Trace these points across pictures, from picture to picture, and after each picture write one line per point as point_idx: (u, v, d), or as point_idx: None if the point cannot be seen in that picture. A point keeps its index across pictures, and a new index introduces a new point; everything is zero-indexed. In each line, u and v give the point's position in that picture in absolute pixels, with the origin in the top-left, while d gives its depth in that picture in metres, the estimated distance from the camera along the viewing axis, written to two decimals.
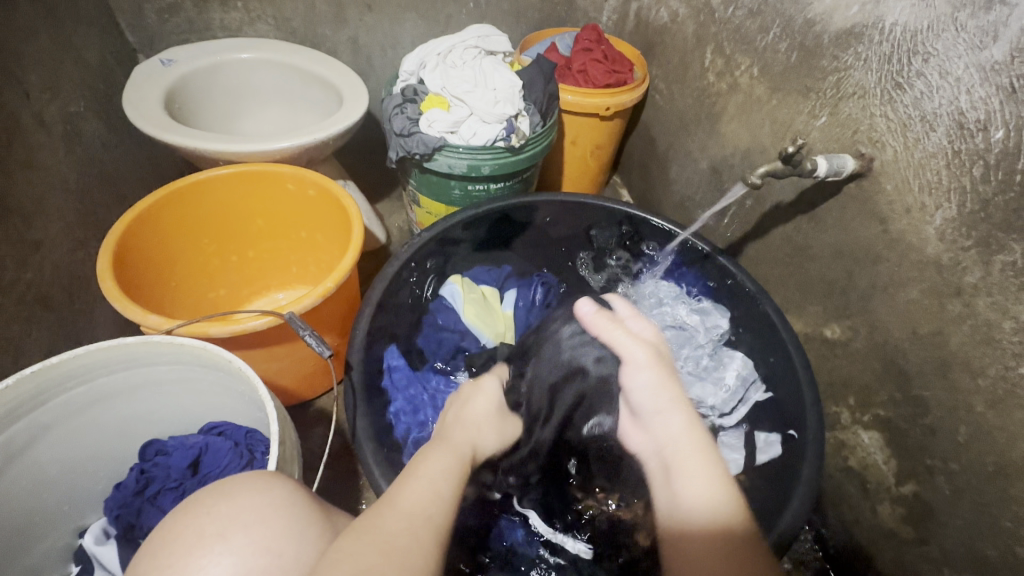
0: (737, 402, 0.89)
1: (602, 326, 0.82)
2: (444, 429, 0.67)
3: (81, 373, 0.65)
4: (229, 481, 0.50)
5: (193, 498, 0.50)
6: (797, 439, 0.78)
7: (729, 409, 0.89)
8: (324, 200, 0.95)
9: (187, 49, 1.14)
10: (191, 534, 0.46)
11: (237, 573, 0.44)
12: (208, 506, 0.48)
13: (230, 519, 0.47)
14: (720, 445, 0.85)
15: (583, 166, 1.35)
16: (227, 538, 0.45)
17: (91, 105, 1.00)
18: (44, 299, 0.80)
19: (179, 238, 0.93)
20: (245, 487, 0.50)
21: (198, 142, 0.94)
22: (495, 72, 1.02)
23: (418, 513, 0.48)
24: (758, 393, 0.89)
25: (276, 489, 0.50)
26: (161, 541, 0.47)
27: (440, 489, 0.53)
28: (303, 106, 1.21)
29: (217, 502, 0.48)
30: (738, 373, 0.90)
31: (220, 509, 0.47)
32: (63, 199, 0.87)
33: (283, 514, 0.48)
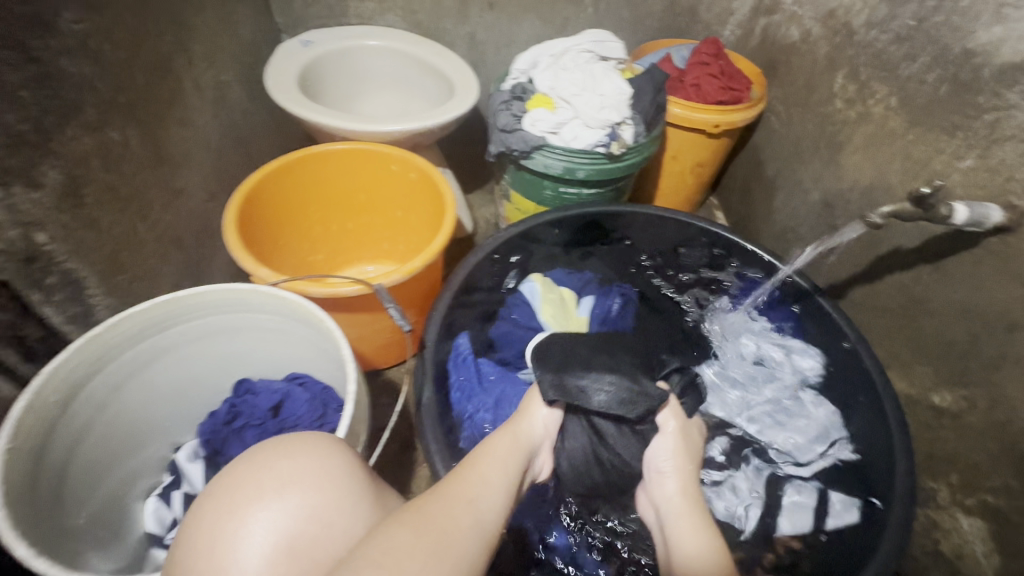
0: (816, 453, 0.82)
1: (667, 430, 0.69)
2: (516, 412, 0.68)
3: (201, 307, 0.73)
4: (293, 439, 0.54)
5: (260, 449, 0.54)
6: (880, 508, 0.71)
7: (806, 460, 0.82)
8: (424, 185, 1.01)
9: (324, 33, 1.24)
10: (252, 485, 0.50)
11: (287, 530, 0.48)
12: (267, 462, 0.52)
13: (292, 476, 0.51)
14: (786, 501, 0.78)
15: (681, 182, 1.31)
16: (282, 496, 0.49)
17: (239, 75, 1.12)
18: (178, 240, 0.91)
19: (293, 202, 1.02)
20: (306, 447, 0.53)
21: (323, 118, 1.03)
22: (605, 78, 1.02)
23: (473, 511, 0.50)
24: (843, 451, 0.81)
25: (335, 459, 0.53)
26: (226, 483, 0.51)
27: (496, 495, 0.54)
28: (417, 95, 1.28)
29: (278, 460, 0.52)
30: (822, 421, 0.84)
31: (277, 468, 0.51)
32: (205, 155, 0.98)
33: (337, 485, 0.51)
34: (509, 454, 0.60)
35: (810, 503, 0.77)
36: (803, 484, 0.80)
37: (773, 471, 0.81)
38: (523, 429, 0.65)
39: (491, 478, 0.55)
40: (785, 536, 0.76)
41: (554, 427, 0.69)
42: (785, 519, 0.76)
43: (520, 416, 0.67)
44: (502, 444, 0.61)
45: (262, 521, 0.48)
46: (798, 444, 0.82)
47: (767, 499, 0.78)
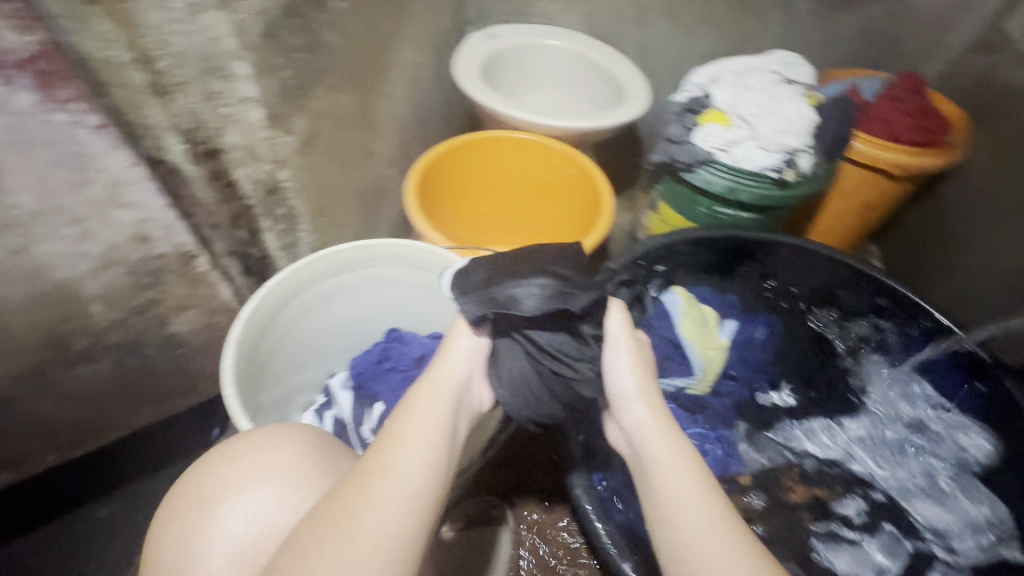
0: (973, 543, 0.74)
1: (617, 343, 0.63)
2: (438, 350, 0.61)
3: (385, 256, 0.83)
4: (239, 441, 0.58)
5: (220, 451, 0.57)
6: None
7: (959, 547, 0.75)
8: (582, 182, 1.05)
9: (508, 27, 1.31)
10: (208, 494, 0.54)
11: (249, 523, 0.52)
12: (219, 464, 0.56)
13: (246, 476, 0.54)
14: None
15: (842, 222, 1.22)
16: (241, 493, 0.53)
17: (432, 57, 1.22)
18: (363, 197, 1.03)
19: (460, 179, 1.11)
20: (262, 445, 0.57)
21: (503, 107, 1.10)
22: (789, 102, 0.98)
23: (400, 489, 0.47)
24: (1011, 550, 0.72)
25: (280, 451, 0.57)
26: (188, 493, 0.55)
27: (427, 456, 0.50)
28: (582, 96, 1.33)
29: (228, 463, 0.55)
30: (987, 512, 0.75)
31: (226, 466, 0.55)
32: (396, 124, 1.09)
33: (283, 474, 0.55)
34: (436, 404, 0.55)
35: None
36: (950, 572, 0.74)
37: (915, 547, 0.76)
38: (440, 374, 0.58)
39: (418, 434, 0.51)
40: None
41: (482, 355, 0.62)
42: None
43: (442, 355, 0.60)
44: (426, 398, 0.55)
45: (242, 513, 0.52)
46: (952, 527, 0.76)
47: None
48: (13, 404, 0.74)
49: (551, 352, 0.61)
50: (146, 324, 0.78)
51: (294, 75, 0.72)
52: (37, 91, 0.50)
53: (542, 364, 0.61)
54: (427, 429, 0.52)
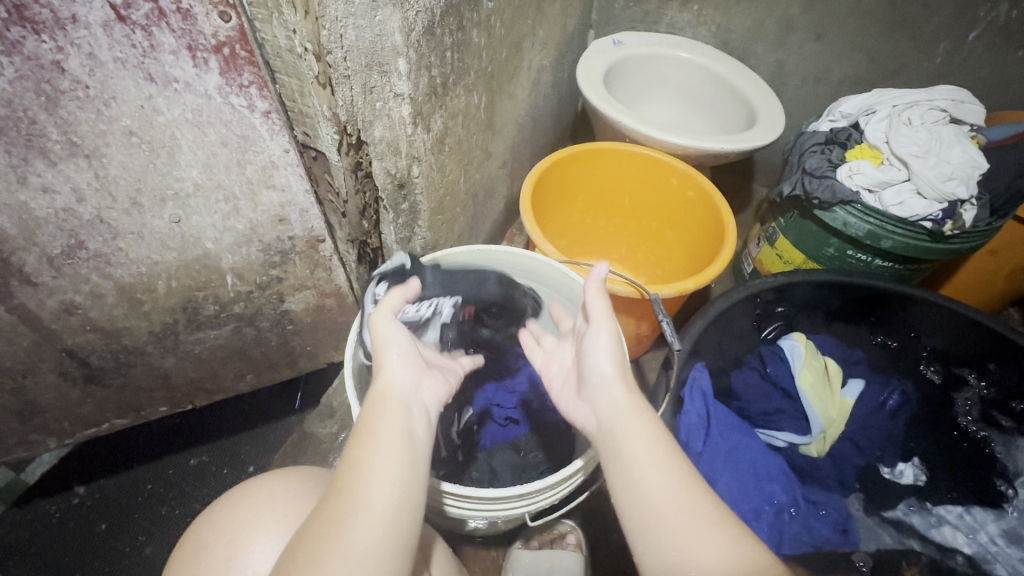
0: None
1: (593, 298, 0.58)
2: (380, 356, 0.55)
3: (500, 264, 0.81)
4: (234, 493, 0.58)
5: (213, 511, 0.57)
6: None
7: None
8: (701, 206, 1.00)
9: (634, 35, 1.27)
10: (216, 548, 0.53)
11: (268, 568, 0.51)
12: (218, 515, 0.56)
13: (242, 527, 0.54)
14: None
15: (989, 282, 1.09)
16: (251, 539, 0.53)
17: (554, 62, 1.20)
18: (474, 196, 1.02)
19: (570, 190, 1.08)
20: (257, 492, 0.57)
21: (626, 118, 1.06)
22: (957, 146, 0.88)
23: (379, 516, 0.43)
24: None
25: (278, 496, 0.56)
26: (194, 549, 0.54)
27: (399, 476, 0.46)
28: (703, 113, 1.26)
29: (230, 511, 0.56)
30: None
31: (222, 516, 0.55)
32: (513, 126, 1.08)
33: (282, 516, 0.54)
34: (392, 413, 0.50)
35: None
36: None
37: None
38: (384, 380, 0.53)
39: (384, 447, 0.47)
40: None
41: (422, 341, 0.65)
42: None
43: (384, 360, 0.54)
44: (387, 410, 0.50)
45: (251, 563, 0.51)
46: None
47: None
48: (142, 358, 0.79)
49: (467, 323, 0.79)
50: (266, 299, 0.81)
51: (441, 74, 0.71)
52: (221, 74, 0.53)
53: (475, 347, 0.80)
54: (394, 440, 0.48)
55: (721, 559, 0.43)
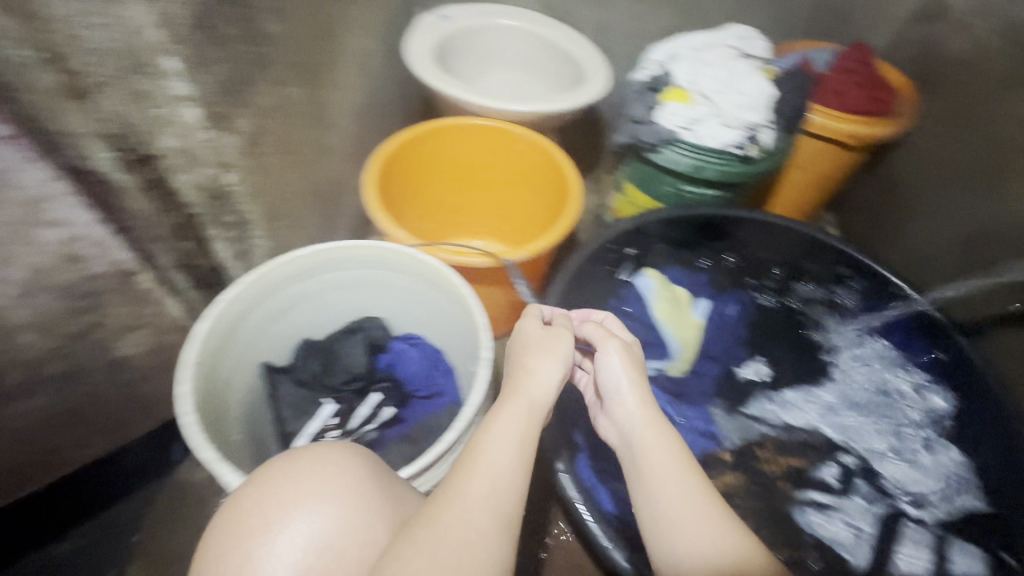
0: (940, 497, 0.77)
1: (559, 315, 0.67)
2: (511, 370, 0.59)
3: (349, 261, 0.77)
4: (292, 463, 0.53)
5: (265, 473, 0.53)
6: None
7: (927, 503, 0.77)
8: (547, 167, 1.03)
9: (459, 7, 1.25)
10: (270, 523, 0.49)
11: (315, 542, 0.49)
12: (272, 488, 0.51)
13: (302, 504, 0.50)
14: (902, 540, 0.74)
15: (801, 193, 1.24)
16: (314, 517, 0.50)
17: (382, 43, 1.15)
18: (318, 193, 0.96)
19: (420, 172, 1.06)
20: (323, 470, 0.53)
21: (462, 93, 1.05)
22: (749, 77, 0.98)
23: (484, 498, 0.48)
24: (971, 498, 0.76)
25: (347, 480, 0.52)
26: (234, 516, 0.51)
27: (513, 479, 0.50)
28: (540, 77, 1.29)
29: (282, 485, 0.51)
30: (946, 466, 0.79)
31: (283, 491, 0.51)
32: (348, 116, 1.02)
33: (354, 506, 0.51)
34: (513, 418, 0.54)
35: (932, 547, 0.73)
36: (919, 526, 0.76)
37: (887, 508, 0.77)
38: (512, 388, 0.58)
39: (501, 452, 0.51)
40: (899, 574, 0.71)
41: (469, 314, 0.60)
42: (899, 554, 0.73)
43: (521, 375, 0.58)
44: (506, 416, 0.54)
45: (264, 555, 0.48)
46: (920, 483, 0.79)
47: (881, 534, 0.75)
48: None
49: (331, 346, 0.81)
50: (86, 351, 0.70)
51: (232, 71, 0.66)
52: None
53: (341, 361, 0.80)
54: (513, 447, 0.52)
55: (714, 547, 0.49)
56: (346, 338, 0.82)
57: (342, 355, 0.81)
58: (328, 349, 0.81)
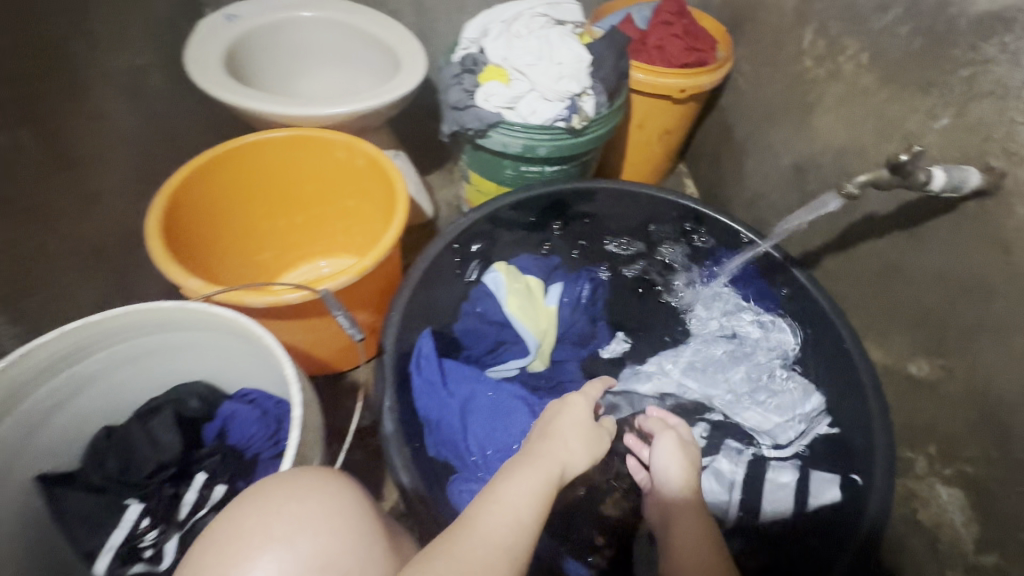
0: (796, 432, 0.81)
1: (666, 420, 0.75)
2: (543, 434, 0.60)
3: (123, 331, 0.64)
4: (292, 482, 0.48)
5: (266, 490, 0.48)
6: (862, 484, 0.70)
7: (785, 440, 0.81)
8: (372, 171, 0.93)
9: (250, 4, 1.10)
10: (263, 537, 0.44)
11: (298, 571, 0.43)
12: (275, 505, 0.46)
13: (298, 524, 0.45)
14: (769, 480, 0.76)
15: (649, 151, 1.24)
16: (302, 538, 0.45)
17: (158, 58, 0.99)
18: (96, 250, 0.81)
19: (228, 199, 0.93)
20: (319, 490, 0.48)
21: (256, 103, 0.92)
22: (562, 45, 0.94)
23: (497, 542, 0.45)
24: (822, 426, 0.81)
25: (344, 501, 0.48)
26: (228, 537, 0.45)
27: (520, 516, 0.48)
28: (361, 70, 1.17)
29: (285, 502, 0.46)
30: (801, 398, 0.82)
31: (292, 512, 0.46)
32: (122, 151, 0.87)
33: (353, 526, 0.47)
34: (528, 479, 0.52)
35: (793, 484, 0.75)
36: (782, 462, 0.78)
37: (755, 452, 0.80)
38: (546, 446, 0.58)
39: (517, 501, 0.49)
40: (768, 515, 0.75)
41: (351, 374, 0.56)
42: (766, 496, 0.75)
43: (550, 436, 0.59)
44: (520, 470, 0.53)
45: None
46: (776, 423, 0.81)
47: (749, 478, 0.77)
48: None
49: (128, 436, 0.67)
50: None
51: None
52: None
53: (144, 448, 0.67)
54: (534, 502, 0.49)
55: None
56: (147, 421, 0.69)
57: (143, 444, 0.67)
58: (124, 441, 0.67)
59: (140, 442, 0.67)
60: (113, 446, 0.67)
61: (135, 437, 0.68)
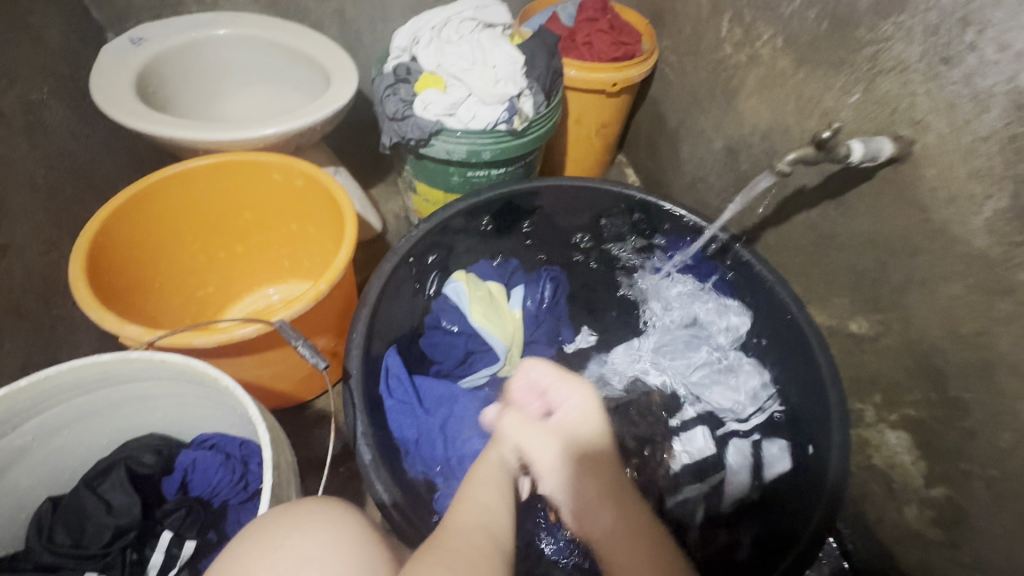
0: (753, 409, 0.86)
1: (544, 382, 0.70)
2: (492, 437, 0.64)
3: (57, 393, 0.59)
4: (288, 514, 0.46)
5: (264, 524, 0.46)
6: (813, 455, 0.76)
7: (746, 415, 0.86)
8: (314, 191, 0.90)
9: (158, 26, 1.03)
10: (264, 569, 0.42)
11: None
12: (278, 539, 0.44)
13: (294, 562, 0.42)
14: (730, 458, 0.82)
15: (589, 146, 1.27)
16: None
17: (57, 91, 0.91)
18: (17, 308, 0.75)
19: (159, 235, 0.87)
20: (309, 525, 0.45)
21: (178, 131, 0.87)
22: (495, 47, 0.94)
23: (481, 535, 0.49)
24: (775, 405, 0.86)
25: (341, 526, 0.45)
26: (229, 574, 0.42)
27: (493, 506, 0.53)
28: (288, 87, 1.12)
29: (288, 534, 0.44)
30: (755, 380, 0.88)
31: (295, 542, 0.43)
32: (29, 196, 0.80)
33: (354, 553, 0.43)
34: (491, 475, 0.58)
35: (750, 460, 0.81)
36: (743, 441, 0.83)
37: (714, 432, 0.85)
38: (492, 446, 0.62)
39: (487, 497, 0.54)
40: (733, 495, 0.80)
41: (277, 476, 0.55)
42: (728, 474, 0.81)
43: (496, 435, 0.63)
44: (485, 473, 0.58)
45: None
46: (735, 402, 0.87)
47: (712, 460, 0.82)
48: None
49: (79, 501, 0.62)
50: None
51: None
52: None
53: (96, 515, 0.62)
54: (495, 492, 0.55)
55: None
56: (98, 484, 0.63)
57: (94, 509, 0.62)
58: (72, 509, 0.62)
59: (92, 507, 0.62)
60: (61, 517, 0.62)
61: (84, 503, 0.62)
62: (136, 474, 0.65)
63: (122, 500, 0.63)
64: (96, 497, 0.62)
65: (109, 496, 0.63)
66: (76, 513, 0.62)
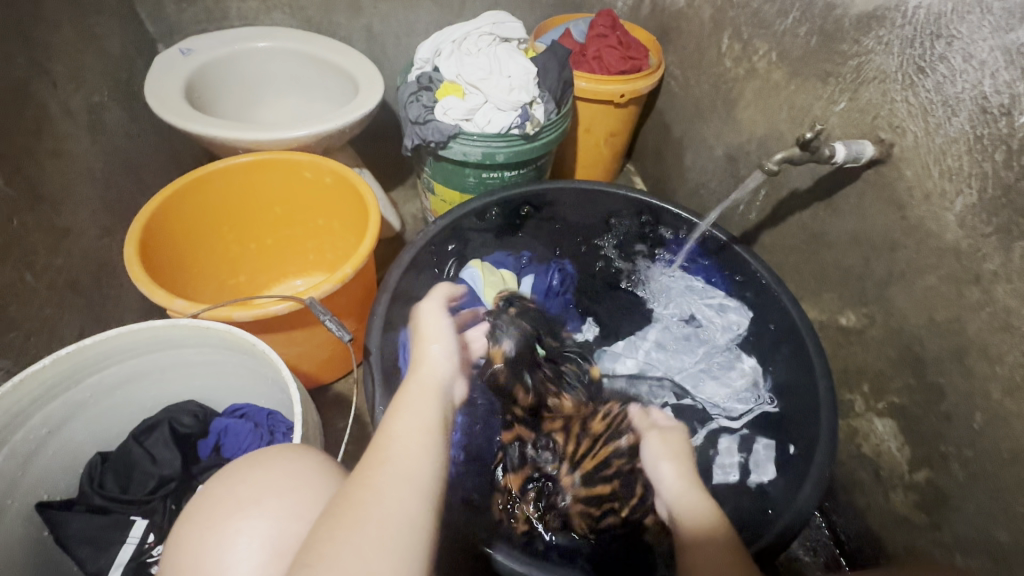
0: (746, 406, 0.91)
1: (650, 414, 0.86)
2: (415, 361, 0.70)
3: (114, 354, 0.66)
4: (256, 457, 0.53)
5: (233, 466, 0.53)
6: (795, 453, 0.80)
7: (736, 413, 0.90)
8: (341, 187, 0.97)
9: (205, 39, 1.14)
10: (230, 499, 0.49)
11: (269, 535, 0.47)
12: (246, 474, 0.51)
13: (255, 492, 0.49)
14: (718, 450, 0.87)
15: (597, 154, 1.34)
16: (261, 503, 0.49)
17: (115, 94, 1.01)
18: (73, 283, 0.83)
19: (199, 224, 0.95)
20: (272, 467, 0.52)
21: (221, 130, 0.95)
22: (510, 59, 1.02)
23: (405, 477, 0.49)
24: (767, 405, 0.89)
25: (305, 462, 0.53)
26: (200, 505, 0.50)
27: (421, 448, 0.54)
28: (318, 95, 1.22)
29: (253, 470, 0.51)
30: (748, 379, 0.92)
31: (258, 477, 0.51)
32: (89, 186, 0.89)
33: (313, 484, 0.51)
34: (421, 404, 0.61)
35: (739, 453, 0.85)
36: (730, 436, 0.88)
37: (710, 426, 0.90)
38: (422, 376, 0.67)
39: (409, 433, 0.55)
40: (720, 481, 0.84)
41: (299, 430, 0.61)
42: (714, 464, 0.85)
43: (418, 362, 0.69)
44: (411, 399, 0.61)
45: (237, 547, 0.46)
46: (727, 398, 0.92)
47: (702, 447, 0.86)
48: None
49: (127, 454, 0.70)
50: None
51: None
52: None
53: (142, 467, 0.70)
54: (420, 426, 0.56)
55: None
56: (145, 440, 0.71)
57: (142, 460, 0.70)
58: (122, 459, 0.70)
59: (139, 458, 0.70)
60: (112, 465, 0.70)
61: (133, 455, 0.70)
62: (178, 434, 0.73)
63: (165, 454, 0.71)
64: (143, 451, 0.70)
65: (153, 451, 0.71)
66: (124, 462, 0.70)
